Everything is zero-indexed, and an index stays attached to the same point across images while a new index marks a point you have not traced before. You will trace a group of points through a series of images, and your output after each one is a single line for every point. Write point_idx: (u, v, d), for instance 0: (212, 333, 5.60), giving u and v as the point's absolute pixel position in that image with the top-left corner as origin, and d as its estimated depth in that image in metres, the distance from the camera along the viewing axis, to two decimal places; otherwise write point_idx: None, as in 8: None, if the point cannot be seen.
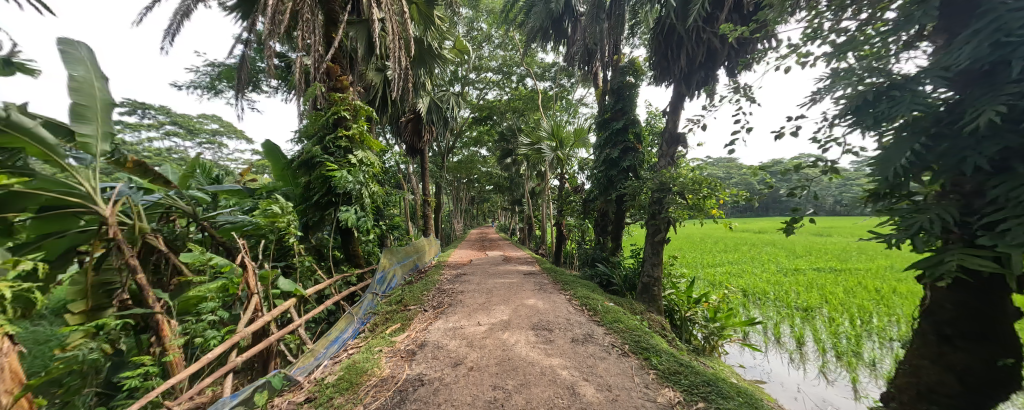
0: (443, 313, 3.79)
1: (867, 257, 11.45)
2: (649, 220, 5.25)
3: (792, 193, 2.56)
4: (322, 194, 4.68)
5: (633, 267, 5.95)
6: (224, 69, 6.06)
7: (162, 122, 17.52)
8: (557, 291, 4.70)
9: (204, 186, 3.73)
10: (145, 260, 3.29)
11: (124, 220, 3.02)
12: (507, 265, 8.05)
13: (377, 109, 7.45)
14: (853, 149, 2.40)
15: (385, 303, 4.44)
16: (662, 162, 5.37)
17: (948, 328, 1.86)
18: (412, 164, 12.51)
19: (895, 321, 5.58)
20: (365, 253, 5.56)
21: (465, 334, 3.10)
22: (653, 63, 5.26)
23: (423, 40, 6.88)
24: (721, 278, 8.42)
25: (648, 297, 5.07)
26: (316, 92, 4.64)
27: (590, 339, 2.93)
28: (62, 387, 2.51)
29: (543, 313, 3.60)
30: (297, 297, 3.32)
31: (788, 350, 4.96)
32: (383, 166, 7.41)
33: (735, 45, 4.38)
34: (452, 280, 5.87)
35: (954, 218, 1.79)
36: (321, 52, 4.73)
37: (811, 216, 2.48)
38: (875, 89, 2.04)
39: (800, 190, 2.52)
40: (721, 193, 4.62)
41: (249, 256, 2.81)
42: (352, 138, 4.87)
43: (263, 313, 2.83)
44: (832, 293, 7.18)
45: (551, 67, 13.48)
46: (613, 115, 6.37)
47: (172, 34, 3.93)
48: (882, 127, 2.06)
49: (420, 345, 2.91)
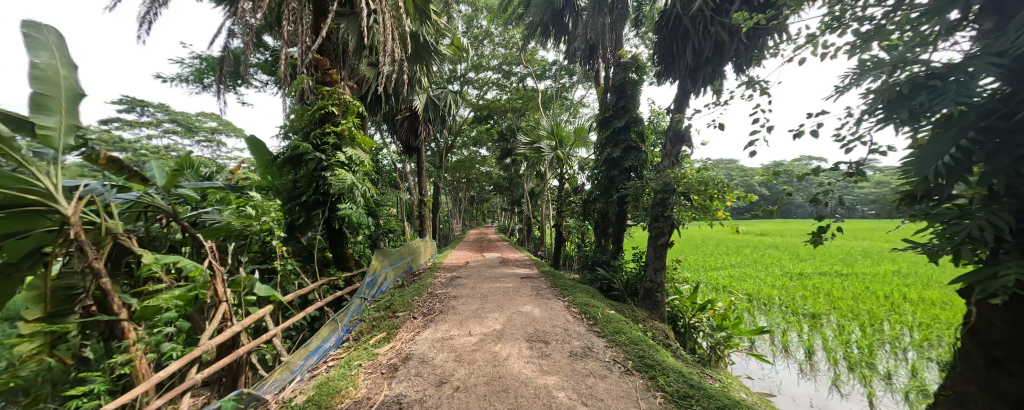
0: (432, 321, 3.55)
1: (873, 261, 11.21)
2: (652, 223, 5.03)
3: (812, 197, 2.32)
4: (309, 193, 4.40)
5: (635, 271, 5.70)
6: (211, 63, 5.80)
7: (160, 120, 17.22)
8: (555, 297, 4.45)
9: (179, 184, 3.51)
10: (117, 262, 3.03)
11: (92, 219, 2.78)
12: (504, 267, 7.81)
13: (371, 106, 7.20)
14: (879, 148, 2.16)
15: (373, 309, 4.21)
16: (666, 162, 5.14)
17: (998, 351, 1.63)
18: (410, 163, 12.23)
19: (907, 329, 5.36)
20: (355, 255, 5.32)
21: (454, 346, 2.87)
22: (658, 58, 5.03)
23: (419, 35, 6.66)
24: (725, 282, 8.18)
25: (650, 304, 4.83)
26: (303, 86, 4.40)
27: (590, 353, 2.70)
28: (27, 397, 2.27)
29: (539, 322, 3.36)
30: (273, 303, 3.09)
31: (798, 360, 4.71)
32: (377, 165, 7.17)
33: (745, 39, 4.14)
34: (445, 284, 5.63)
35: (1009, 226, 1.55)
36: (308, 44, 4.49)
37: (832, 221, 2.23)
38: (912, 79, 1.79)
39: (820, 194, 2.27)
40: (728, 195, 4.39)
41: (217, 261, 2.57)
42: (340, 135, 4.63)
43: (232, 322, 2.59)
44: (840, 299, 6.94)
45: (552, 66, 13.28)
46: (614, 113, 6.12)
47: (147, 21, 3.69)
48: (920, 123, 1.81)
49: (403, 359, 2.67)
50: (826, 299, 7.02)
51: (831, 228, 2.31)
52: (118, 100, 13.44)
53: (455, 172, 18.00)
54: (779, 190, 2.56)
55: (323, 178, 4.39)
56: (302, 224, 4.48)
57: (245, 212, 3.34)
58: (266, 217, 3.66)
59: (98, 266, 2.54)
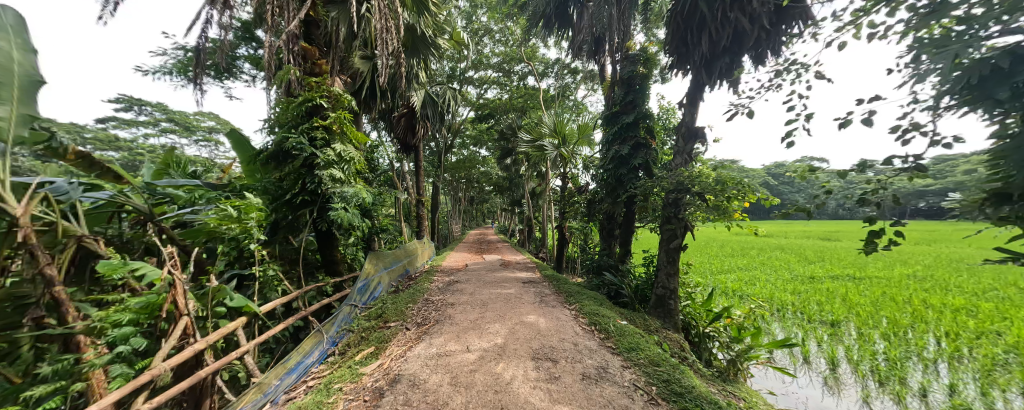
0: (426, 333, 3.22)
1: (883, 264, 10.90)
2: (664, 225, 4.70)
3: (863, 198, 1.99)
4: (296, 192, 4.04)
5: (644, 275, 5.37)
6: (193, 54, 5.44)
7: (157, 119, 16.87)
8: (560, 305, 4.12)
9: (157, 185, 3.15)
10: (81, 266, 2.62)
11: (43, 217, 2.34)
12: (504, 270, 7.47)
13: (366, 101, 6.86)
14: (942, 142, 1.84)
15: (363, 318, 3.87)
16: (677, 160, 4.82)
17: None
18: (408, 162, 11.86)
19: (934, 338, 5.04)
20: (345, 258, 4.97)
21: (450, 365, 2.54)
22: (671, 49, 4.70)
23: (416, 26, 6.32)
24: (734, 286, 7.84)
25: (663, 312, 4.48)
26: (288, 76, 4.06)
27: (605, 376, 2.37)
28: None
29: (545, 336, 3.03)
30: (248, 314, 2.76)
31: (821, 373, 4.38)
32: (371, 163, 6.83)
33: (768, 26, 3.83)
34: (442, 289, 5.28)
35: None
36: (294, 31, 4.16)
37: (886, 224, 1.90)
38: (1011, 51, 1.48)
39: (870, 193, 1.95)
40: (748, 194, 4.07)
41: (178, 269, 2.22)
42: (329, 129, 4.30)
43: (195, 339, 2.26)
44: (858, 305, 6.62)
45: (554, 63, 12.98)
46: (622, 109, 5.77)
47: (114, 2, 3.34)
48: (1009, 109, 1.49)
49: (391, 381, 2.35)
50: (843, 305, 6.68)
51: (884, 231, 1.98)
52: (115, 100, 13.19)
53: (455, 172, 17.69)
54: (817, 186, 2.23)
55: (309, 176, 4.05)
56: (286, 226, 4.13)
57: (227, 212, 3.03)
58: (248, 218, 3.34)
59: (52, 272, 2.14)
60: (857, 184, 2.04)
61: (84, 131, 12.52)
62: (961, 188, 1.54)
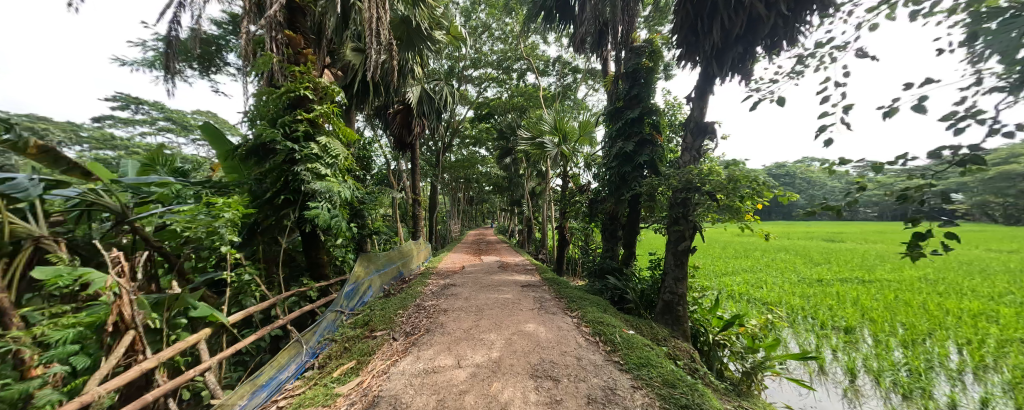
0: (415, 345, 2.95)
1: (893, 266, 10.58)
2: (671, 226, 4.42)
3: (907, 197, 1.73)
4: (277, 190, 3.76)
5: (649, 279, 5.09)
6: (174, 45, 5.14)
7: (154, 118, 16.62)
8: (561, 311, 3.85)
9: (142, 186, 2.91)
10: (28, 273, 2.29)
11: None
12: (503, 273, 7.17)
13: (359, 96, 6.58)
14: (1009, 130, 1.58)
15: (348, 326, 3.60)
16: (685, 157, 4.56)
17: None
18: (405, 161, 11.59)
19: (956, 347, 4.77)
20: (332, 261, 4.69)
21: (438, 384, 2.27)
22: (679, 39, 4.44)
23: (410, 17, 6.03)
24: (740, 289, 7.57)
25: (671, 319, 4.20)
26: (269, 65, 3.78)
27: (613, 398, 2.10)
28: None
29: (545, 348, 2.76)
30: (214, 325, 2.50)
31: (840, 385, 4.11)
32: (363, 161, 6.54)
33: (786, 12, 3.56)
34: (435, 294, 5.00)
35: None
36: (275, 18, 3.88)
37: (928, 224, 1.70)
38: None
39: (917, 191, 1.69)
40: (763, 192, 3.80)
41: (122, 277, 1.92)
42: (314, 122, 4.02)
43: (145, 356, 1.98)
44: (871, 310, 6.35)
45: (554, 61, 12.70)
46: (626, 104, 5.48)
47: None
48: None
49: (369, 405, 2.07)
50: (856, 310, 6.41)
51: (928, 234, 1.76)
52: (111, 98, 13.01)
53: (454, 172, 17.40)
54: (848, 184, 1.99)
55: (292, 173, 3.77)
56: (268, 227, 3.85)
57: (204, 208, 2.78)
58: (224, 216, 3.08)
59: None
60: (901, 181, 1.78)
61: (81, 130, 12.33)
62: (973, 190, 1.59)
